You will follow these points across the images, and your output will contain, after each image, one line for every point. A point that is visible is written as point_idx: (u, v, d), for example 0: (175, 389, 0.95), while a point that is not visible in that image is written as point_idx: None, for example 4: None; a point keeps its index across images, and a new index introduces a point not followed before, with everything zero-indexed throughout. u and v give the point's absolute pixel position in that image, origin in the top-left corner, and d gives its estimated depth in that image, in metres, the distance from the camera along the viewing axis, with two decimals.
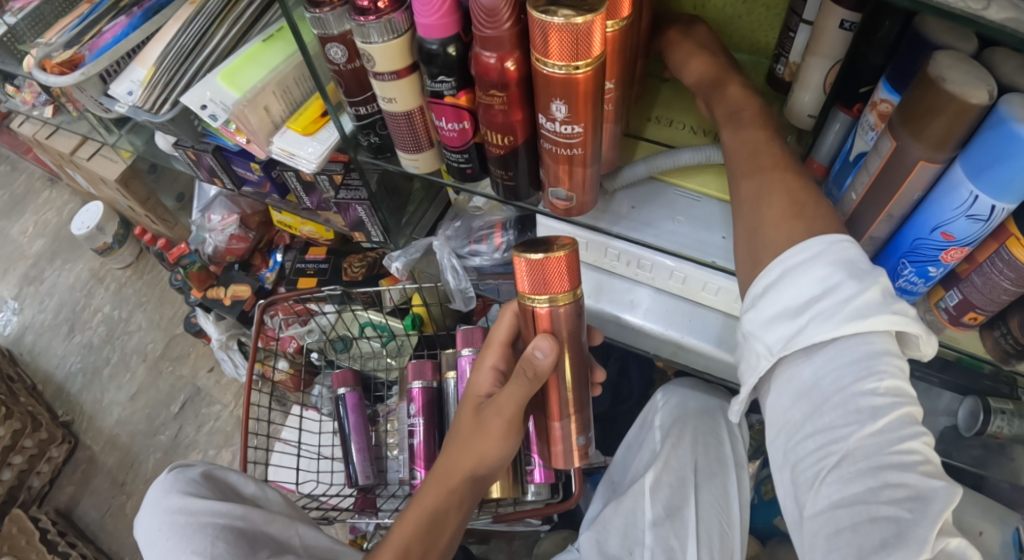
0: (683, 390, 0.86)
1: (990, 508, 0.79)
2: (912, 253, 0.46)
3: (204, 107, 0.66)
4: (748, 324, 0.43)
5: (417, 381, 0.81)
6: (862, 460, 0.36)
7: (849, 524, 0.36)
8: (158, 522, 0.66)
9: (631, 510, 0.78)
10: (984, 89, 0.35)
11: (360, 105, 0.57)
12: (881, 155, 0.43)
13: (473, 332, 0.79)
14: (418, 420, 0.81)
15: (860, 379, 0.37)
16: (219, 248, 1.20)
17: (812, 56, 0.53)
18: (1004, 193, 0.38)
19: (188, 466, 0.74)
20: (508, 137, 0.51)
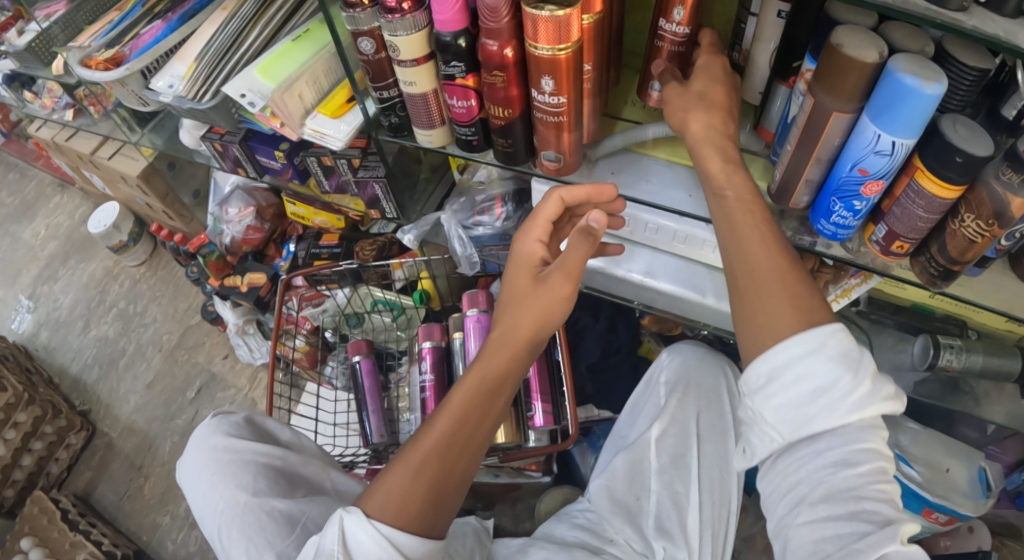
0: (687, 351, 0.95)
1: (959, 449, 0.96)
2: (840, 189, 0.58)
3: (242, 96, 0.77)
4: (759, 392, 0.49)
5: (428, 340, 0.91)
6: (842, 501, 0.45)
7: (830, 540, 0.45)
8: (202, 462, 0.73)
9: (638, 456, 0.88)
10: (874, 51, 0.48)
11: (383, 90, 0.68)
12: (805, 110, 0.55)
13: (476, 294, 0.89)
14: (429, 373, 0.91)
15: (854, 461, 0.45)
16: (235, 238, 1.27)
17: (759, 42, 0.64)
18: (900, 130, 0.50)
19: (230, 413, 0.80)
20: (507, 110, 0.62)
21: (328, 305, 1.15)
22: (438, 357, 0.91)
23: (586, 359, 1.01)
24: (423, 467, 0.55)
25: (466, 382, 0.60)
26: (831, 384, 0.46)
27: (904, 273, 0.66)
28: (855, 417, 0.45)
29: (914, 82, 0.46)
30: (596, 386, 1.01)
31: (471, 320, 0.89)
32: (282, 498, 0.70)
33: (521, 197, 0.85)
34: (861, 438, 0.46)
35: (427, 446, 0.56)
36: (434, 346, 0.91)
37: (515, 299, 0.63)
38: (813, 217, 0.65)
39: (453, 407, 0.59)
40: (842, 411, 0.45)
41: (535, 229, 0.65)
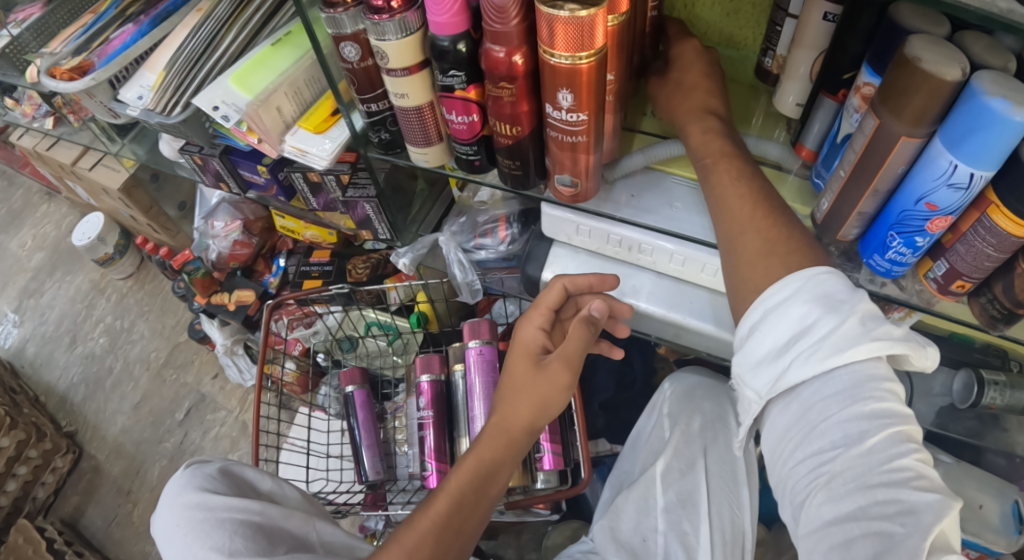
0: (691, 378, 0.83)
1: (989, 482, 0.85)
2: (900, 223, 0.53)
3: (216, 108, 0.69)
4: (742, 363, 0.51)
5: (426, 374, 0.83)
6: (850, 480, 0.42)
7: (842, 540, 0.42)
8: (176, 526, 0.67)
9: (642, 495, 0.75)
10: (956, 67, 0.42)
11: (371, 102, 0.59)
12: (866, 133, 0.49)
13: (479, 324, 0.81)
14: (427, 411, 0.82)
15: (845, 406, 0.44)
16: (222, 254, 1.19)
17: (799, 49, 0.59)
18: (979, 160, 0.44)
19: (205, 463, 0.76)
20: (516, 128, 0.54)
21: (319, 326, 1.06)
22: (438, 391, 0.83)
23: (598, 396, 0.93)
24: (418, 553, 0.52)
25: (463, 465, 0.59)
26: (810, 327, 0.46)
27: (960, 310, 0.60)
28: (842, 353, 0.44)
29: (1002, 107, 0.40)
30: (608, 422, 0.93)
31: (472, 352, 0.80)
32: (263, 556, 0.63)
33: (528, 218, 0.78)
34: (862, 378, 0.44)
35: (424, 529, 0.54)
36: (432, 381, 0.83)
37: (512, 388, 0.62)
38: (863, 252, 0.60)
39: (448, 490, 0.57)
40: (826, 350, 0.45)
41: (535, 316, 0.66)
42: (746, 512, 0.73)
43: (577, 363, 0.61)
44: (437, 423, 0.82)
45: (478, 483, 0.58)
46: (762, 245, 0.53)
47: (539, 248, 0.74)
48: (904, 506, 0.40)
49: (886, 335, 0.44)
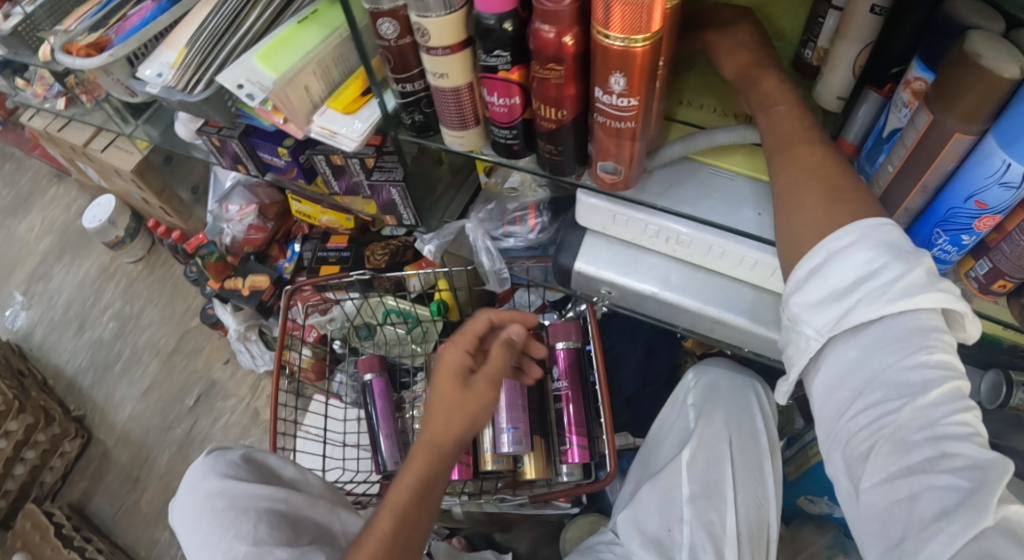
0: (716, 370, 0.81)
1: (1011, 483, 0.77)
2: (947, 221, 0.52)
3: (240, 87, 0.67)
4: (794, 308, 0.45)
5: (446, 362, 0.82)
6: (914, 430, 0.37)
7: (908, 495, 0.36)
8: (197, 514, 0.65)
9: (666, 486, 0.73)
10: (1016, 64, 0.40)
11: (406, 82, 0.57)
12: (918, 128, 0.48)
13: (504, 312, 0.79)
14: (451, 397, 0.81)
15: (911, 353, 0.38)
16: (236, 238, 1.18)
17: (842, 41, 0.58)
18: None
19: (227, 449, 0.74)
20: (560, 112, 0.52)
21: (335, 313, 1.05)
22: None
23: (623, 391, 0.89)
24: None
25: (407, 473, 0.54)
26: (877, 270, 0.41)
27: (999, 311, 0.59)
28: (909, 301, 0.39)
29: None
30: (632, 417, 0.90)
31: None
32: (286, 546, 0.63)
33: (558, 207, 0.76)
34: (925, 328, 0.39)
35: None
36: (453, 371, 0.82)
37: (438, 404, 0.58)
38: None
39: (394, 503, 0.52)
40: (894, 293, 0.39)
41: (460, 342, 0.63)
42: (770, 498, 0.72)
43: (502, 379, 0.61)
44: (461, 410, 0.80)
45: (418, 493, 0.53)
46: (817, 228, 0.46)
47: (573, 236, 0.72)
48: (968, 459, 0.35)
49: (952, 288, 0.40)
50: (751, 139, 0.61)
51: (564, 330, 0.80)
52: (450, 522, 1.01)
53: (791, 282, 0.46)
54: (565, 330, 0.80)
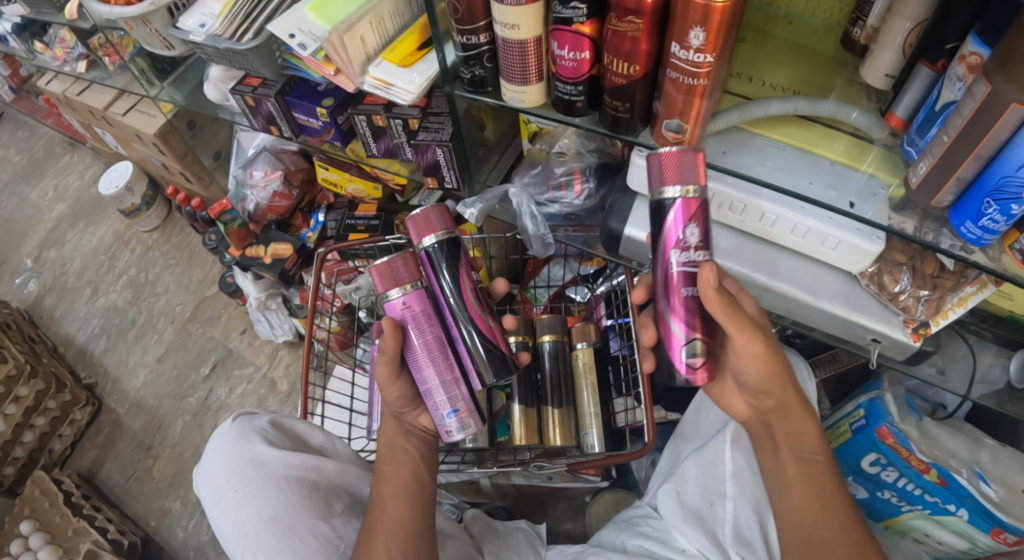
0: None
1: None
2: (998, 191, 0.51)
3: (292, 36, 0.67)
4: None
5: (393, 291, 0.61)
6: None
7: None
8: (235, 479, 0.65)
9: (711, 460, 0.75)
10: None
11: (469, 35, 0.57)
12: (975, 98, 0.48)
13: (426, 213, 0.63)
14: (420, 331, 0.62)
15: None
16: (261, 205, 1.16)
17: (895, 18, 0.57)
18: None
19: (255, 414, 0.73)
20: (631, 67, 0.51)
21: (361, 282, 1.04)
22: (424, 308, 0.62)
23: None
24: (385, 519, 0.61)
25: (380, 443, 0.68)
26: None
27: None
28: None
29: None
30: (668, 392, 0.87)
31: (434, 252, 0.62)
32: (322, 520, 0.63)
33: (605, 174, 0.76)
34: None
35: (386, 509, 0.62)
36: (403, 304, 0.61)
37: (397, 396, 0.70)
38: (952, 220, 0.58)
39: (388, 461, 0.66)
40: None
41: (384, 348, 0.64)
42: None
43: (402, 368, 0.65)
44: (435, 345, 0.62)
45: (395, 463, 0.66)
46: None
47: (623, 201, 0.71)
48: None
49: None
50: (803, 110, 0.64)
51: (681, 167, 0.49)
52: (474, 496, 1.00)
53: None
54: (680, 168, 0.50)
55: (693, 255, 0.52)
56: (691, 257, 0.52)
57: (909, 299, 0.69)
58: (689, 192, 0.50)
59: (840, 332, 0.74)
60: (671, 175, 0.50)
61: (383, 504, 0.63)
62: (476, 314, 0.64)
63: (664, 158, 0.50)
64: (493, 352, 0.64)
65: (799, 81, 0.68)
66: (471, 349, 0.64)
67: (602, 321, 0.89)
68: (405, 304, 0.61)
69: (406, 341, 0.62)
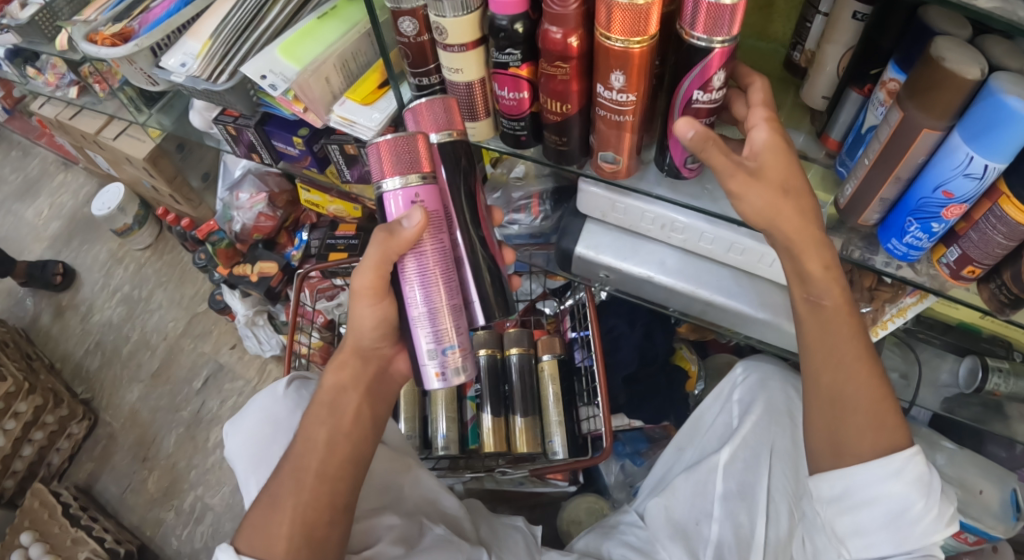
0: (765, 368, 0.85)
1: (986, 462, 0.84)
2: (919, 210, 0.57)
3: (264, 77, 0.72)
4: (891, 514, 0.53)
5: (395, 179, 0.53)
6: (871, 485, 0.54)
7: (855, 507, 0.55)
8: (274, 443, 0.68)
9: (702, 480, 0.80)
10: (976, 67, 0.46)
11: (423, 77, 0.62)
12: (891, 124, 0.53)
13: (428, 103, 0.56)
14: (428, 242, 0.55)
15: (886, 479, 0.53)
16: (247, 225, 1.21)
17: (829, 44, 0.62)
18: (994, 154, 0.48)
19: (310, 384, 0.75)
20: (564, 105, 0.56)
21: (342, 298, 1.10)
22: (433, 207, 0.55)
23: (622, 369, 0.91)
24: (311, 464, 0.58)
25: (328, 384, 0.64)
26: (904, 478, 0.53)
27: (969, 296, 0.65)
28: (900, 474, 0.53)
29: (1018, 105, 0.44)
30: (630, 397, 0.91)
31: (443, 149, 0.56)
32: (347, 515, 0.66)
33: (560, 196, 0.81)
34: (902, 474, 0.53)
35: (304, 485, 0.57)
36: (408, 196, 0.53)
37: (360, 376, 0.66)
38: (882, 237, 0.64)
39: (321, 412, 0.62)
40: (885, 490, 0.53)
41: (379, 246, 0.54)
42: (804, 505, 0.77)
43: (385, 288, 0.59)
44: (444, 262, 0.56)
45: (331, 422, 0.61)
46: None
47: (574, 223, 0.77)
48: (853, 493, 0.55)
49: (890, 463, 0.53)
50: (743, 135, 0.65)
51: (717, 18, 0.44)
52: None
53: (876, 499, 0.53)
54: (714, 16, 0.44)
55: (714, 97, 0.51)
56: (710, 98, 0.51)
57: None
58: (714, 42, 0.46)
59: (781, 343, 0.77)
60: (704, 24, 0.45)
61: (300, 475, 0.58)
62: (481, 231, 0.61)
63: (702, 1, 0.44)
64: (490, 288, 0.61)
65: None
66: (474, 277, 0.60)
67: (567, 333, 0.95)
68: (412, 196, 0.53)
69: (413, 247, 0.54)
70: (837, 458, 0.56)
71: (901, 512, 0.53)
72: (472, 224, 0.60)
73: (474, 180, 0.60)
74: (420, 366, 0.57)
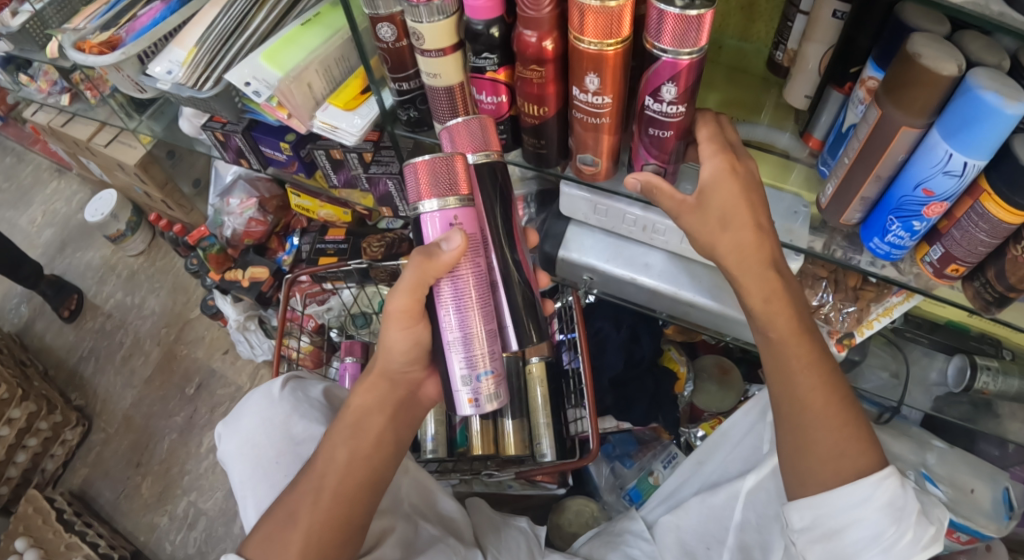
0: None
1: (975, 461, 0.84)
2: (900, 208, 0.57)
3: (247, 84, 0.73)
4: (868, 541, 0.52)
5: (432, 202, 0.53)
6: (843, 511, 0.52)
7: (830, 534, 0.53)
8: (270, 446, 0.68)
9: (719, 505, 0.77)
10: (953, 64, 0.46)
11: (403, 81, 0.63)
12: (870, 122, 0.53)
13: (465, 124, 0.55)
14: (464, 265, 0.55)
15: (858, 504, 0.52)
16: (237, 231, 1.22)
17: (810, 42, 0.62)
18: (972, 151, 0.48)
19: (306, 384, 0.74)
20: (542, 108, 0.57)
21: (332, 303, 1.10)
22: (470, 231, 0.55)
23: (608, 371, 0.92)
24: (325, 481, 0.58)
25: (352, 406, 0.64)
26: (875, 504, 0.51)
27: (953, 295, 0.64)
28: (871, 499, 0.51)
29: (995, 101, 0.44)
30: (617, 400, 0.92)
31: (479, 170, 0.55)
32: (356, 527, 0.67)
33: (545, 199, 0.82)
34: (873, 499, 0.51)
35: (319, 504, 0.57)
36: (446, 219, 0.53)
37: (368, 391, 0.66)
38: (864, 236, 0.64)
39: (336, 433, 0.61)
40: (859, 518, 0.52)
41: (415, 270, 0.53)
42: None
43: (419, 311, 0.59)
44: (478, 286, 0.56)
45: (352, 441, 0.61)
46: (826, 449, 0.54)
47: (557, 226, 0.78)
48: (829, 521, 0.53)
49: (861, 489, 0.52)
50: None
51: (684, 31, 0.45)
52: None
53: (849, 526, 0.52)
54: (682, 29, 0.45)
55: (666, 109, 0.51)
56: (663, 111, 0.52)
57: (831, 312, 0.78)
58: (681, 54, 0.46)
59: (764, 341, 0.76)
60: (672, 35, 0.45)
61: (316, 493, 0.58)
62: (518, 255, 0.61)
63: (670, 15, 0.44)
64: (525, 311, 0.61)
65: (729, 104, 0.75)
66: (508, 301, 0.60)
67: (555, 335, 0.95)
68: (450, 219, 0.53)
69: (449, 271, 0.54)
70: (805, 487, 0.55)
71: (876, 538, 0.51)
72: (507, 245, 0.59)
73: (511, 198, 0.59)
74: (453, 392, 0.58)
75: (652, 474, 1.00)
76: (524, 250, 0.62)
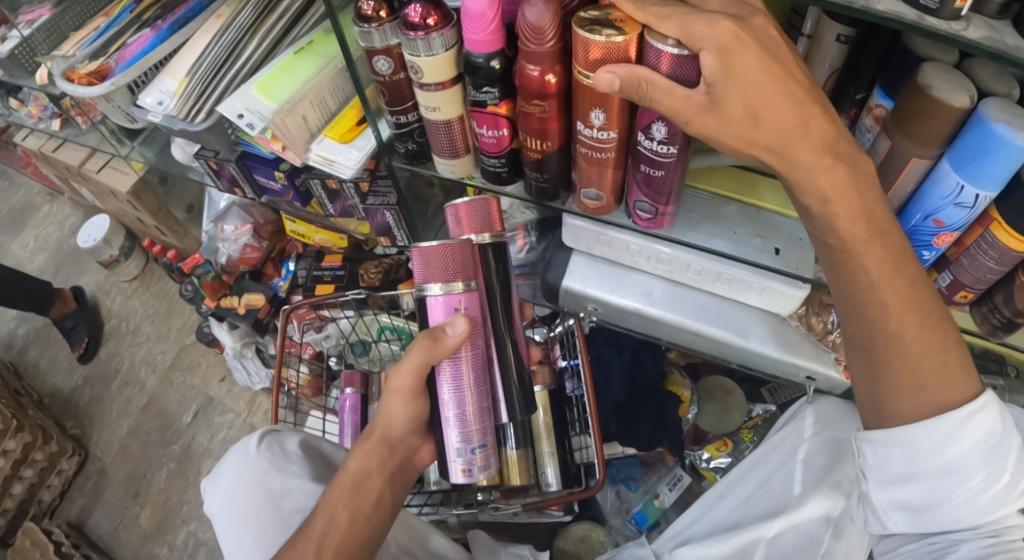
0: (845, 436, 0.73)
1: None
2: (910, 238, 0.56)
3: (240, 116, 0.71)
4: (949, 465, 0.50)
5: (437, 286, 0.54)
6: (927, 437, 0.50)
7: (905, 463, 0.52)
8: (248, 504, 0.66)
9: (744, 540, 0.73)
10: (964, 94, 0.45)
11: (400, 114, 0.61)
12: (881, 152, 0.52)
13: (470, 204, 0.58)
14: (464, 348, 0.55)
15: (948, 426, 0.49)
16: (232, 257, 1.20)
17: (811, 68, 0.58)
18: (984, 183, 0.47)
19: (284, 435, 0.72)
20: (543, 143, 0.55)
21: (331, 330, 1.09)
22: (473, 313, 0.56)
23: (610, 399, 0.91)
24: (327, 540, 0.57)
25: (348, 471, 0.61)
26: (968, 427, 0.49)
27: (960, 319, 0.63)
28: (964, 421, 0.49)
29: (1006, 132, 0.43)
30: (621, 426, 0.90)
31: (482, 251, 0.58)
32: None
33: (545, 226, 0.84)
34: (965, 422, 0.49)
35: None
36: (450, 303, 0.55)
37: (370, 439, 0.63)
38: None
39: (331, 497, 0.59)
40: (945, 442, 0.50)
41: (417, 353, 0.54)
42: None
43: (420, 387, 0.58)
44: (474, 365, 0.57)
45: (353, 501, 0.59)
46: None
47: (559, 257, 0.78)
48: (908, 445, 0.51)
49: (957, 412, 0.49)
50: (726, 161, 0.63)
51: (682, 69, 0.44)
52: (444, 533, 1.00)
53: (933, 448, 0.50)
54: (678, 68, 0.44)
55: (660, 148, 0.50)
56: (655, 149, 0.51)
57: None
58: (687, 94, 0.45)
59: (775, 369, 0.75)
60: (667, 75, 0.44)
61: (318, 552, 0.56)
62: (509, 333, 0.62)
63: (667, 55, 0.43)
64: (516, 387, 0.62)
65: None
66: (503, 381, 0.61)
67: (557, 361, 0.92)
68: (454, 303, 0.55)
69: (451, 354, 0.55)
70: (880, 416, 0.54)
71: (962, 465, 0.49)
72: (506, 326, 0.61)
73: (510, 283, 0.62)
74: (447, 461, 0.58)
75: (658, 497, 0.99)
76: (518, 328, 0.64)
